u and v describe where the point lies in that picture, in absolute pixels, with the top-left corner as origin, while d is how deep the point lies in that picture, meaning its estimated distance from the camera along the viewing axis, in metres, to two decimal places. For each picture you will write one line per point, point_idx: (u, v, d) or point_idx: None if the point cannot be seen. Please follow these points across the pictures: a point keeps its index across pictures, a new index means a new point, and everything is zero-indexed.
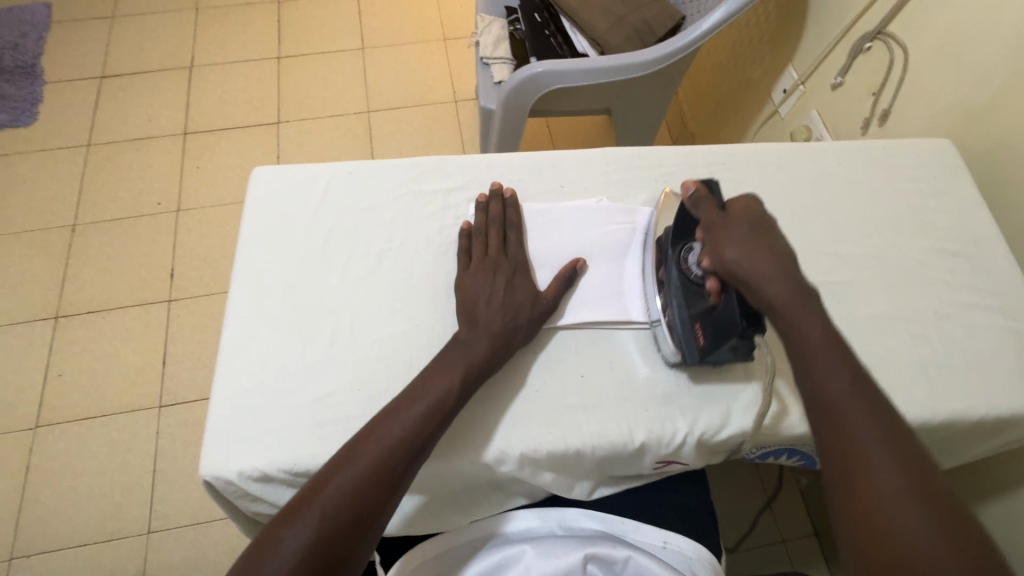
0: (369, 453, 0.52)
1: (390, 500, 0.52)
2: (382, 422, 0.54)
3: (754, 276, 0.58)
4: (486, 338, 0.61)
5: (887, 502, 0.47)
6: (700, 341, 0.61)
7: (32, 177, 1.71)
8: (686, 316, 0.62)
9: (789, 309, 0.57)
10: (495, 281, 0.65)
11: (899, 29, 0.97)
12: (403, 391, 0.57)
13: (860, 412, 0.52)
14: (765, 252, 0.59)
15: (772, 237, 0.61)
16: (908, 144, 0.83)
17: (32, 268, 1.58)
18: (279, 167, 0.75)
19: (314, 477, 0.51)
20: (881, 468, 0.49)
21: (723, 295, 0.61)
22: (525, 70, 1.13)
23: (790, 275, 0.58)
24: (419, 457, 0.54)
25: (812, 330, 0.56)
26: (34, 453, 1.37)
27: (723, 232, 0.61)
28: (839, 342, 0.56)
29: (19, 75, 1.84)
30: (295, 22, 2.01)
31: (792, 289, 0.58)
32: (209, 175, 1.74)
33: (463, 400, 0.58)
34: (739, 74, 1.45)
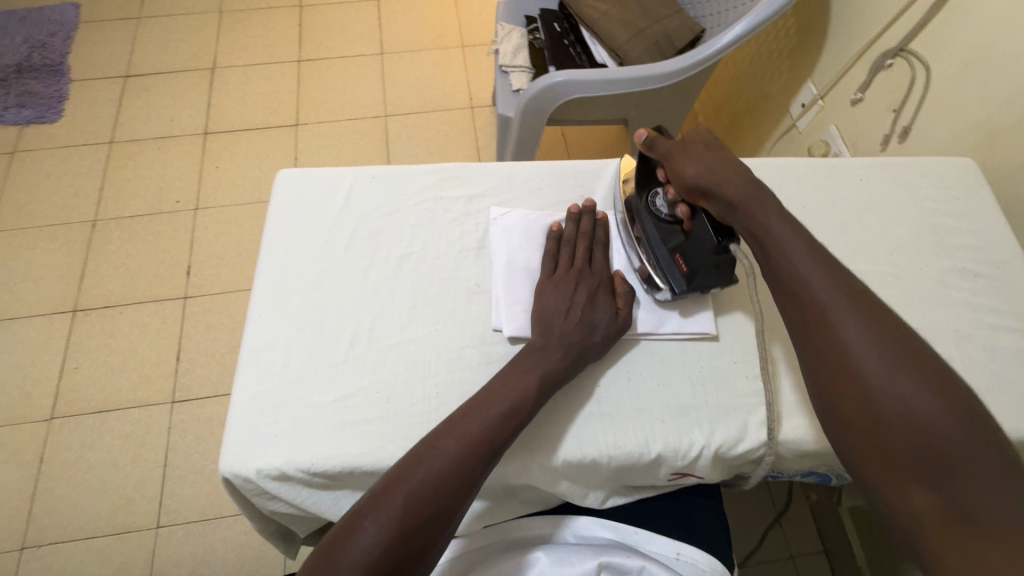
0: (448, 450, 0.53)
1: (463, 500, 0.52)
2: (460, 419, 0.55)
3: (715, 181, 0.65)
4: (561, 347, 0.61)
5: (906, 410, 0.51)
6: (682, 267, 0.67)
7: (55, 173, 1.74)
8: (663, 249, 0.68)
9: (751, 206, 0.64)
10: (575, 294, 0.66)
11: (922, 46, 0.97)
12: (479, 394, 0.58)
13: (869, 341, 0.54)
14: (722, 164, 0.66)
15: (728, 155, 0.67)
16: (929, 162, 0.83)
17: (53, 261, 1.61)
18: (304, 170, 0.76)
19: (395, 468, 0.53)
20: (896, 379, 0.52)
21: (693, 219, 0.67)
22: (545, 79, 1.14)
23: (746, 177, 0.65)
24: (494, 458, 0.55)
25: (798, 256, 0.61)
26: (48, 444, 1.39)
27: (680, 157, 0.68)
28: (835, 266, 0.60)
29: (46, 73, 1.89)
30: (316, 26, 2.04)
31: (746, 184, 0.65)
32: (228, 175, 1.77)
33: (541, 403, 0.59)
34: (757, 88, 1.45)
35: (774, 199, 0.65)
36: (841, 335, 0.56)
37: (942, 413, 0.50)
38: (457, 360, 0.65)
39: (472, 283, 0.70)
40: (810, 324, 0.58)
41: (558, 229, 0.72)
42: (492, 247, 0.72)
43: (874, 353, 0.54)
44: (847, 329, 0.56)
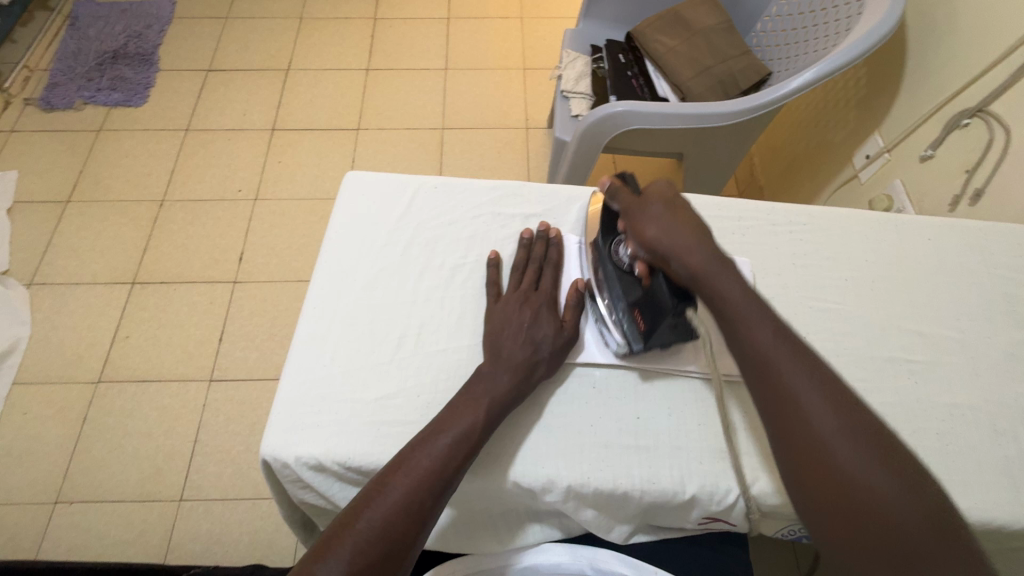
0: (396, 486, 0.52)
1: (417, 534, 0.51)
2: (408, 455, 0.54)
3: (671, 250, 0.60)
4: (508, 370, 0.61)
5: (859, 485, 0.46)
6: (640, 325, 0.63)
7: (134, 153, 1.87)
8: (623, 304, 0.64)
9: (707, 278, 0.59)
10: (522, 313, 0.66)
11: (1003, 109, 0.94)
12: (423, 430, 0.57)
13: (827, 414, 0.50)
14: (681, 226, 0.62)
15: (689, 212, 0.64)
16: (1003, 229, 0.79)
17: (120, 234, 1.72)
18: (371, 174, 0.79)
19: (345, 511, 0.51)
20: (839, 433, 0.49)
21: (652, 277, 0.63)
22: (605, 108, 1.16)
23: (704, 242, 0.61)
24: (446, 490, 0.53)
25: (750, 313, 0.56)
26: (92, 406, 1.46)
27: (640, 213, 0.65)
28: (806, 362, 0.53)
29: (138, 61, 2.03)
30: (386, 38, 2.14)
31: (710, 255, 0.60)
32: (288, 170, 1.85)
33: (489, 431, 0.58)
34: (819, 135, 1.43)
35: (737, 270, 0.60)
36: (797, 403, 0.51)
37: (895, 488, 0.46)
38: None
39: None
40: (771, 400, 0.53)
41: (498, 256, 0.72)
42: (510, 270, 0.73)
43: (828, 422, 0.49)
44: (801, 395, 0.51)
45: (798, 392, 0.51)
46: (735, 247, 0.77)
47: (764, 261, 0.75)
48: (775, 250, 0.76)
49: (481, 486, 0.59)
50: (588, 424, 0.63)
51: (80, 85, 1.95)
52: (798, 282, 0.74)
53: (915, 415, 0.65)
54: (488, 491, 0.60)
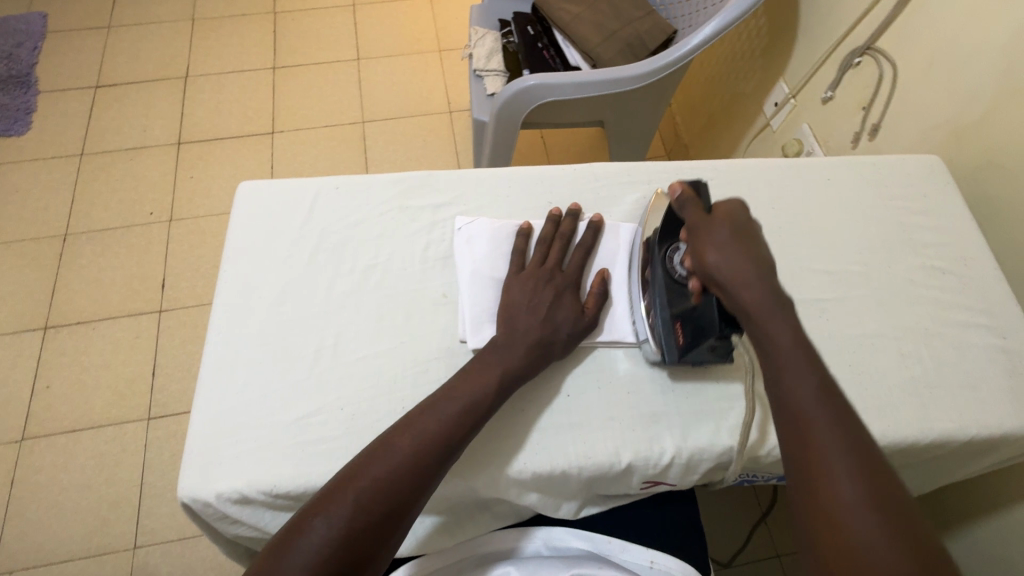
0: (360, 491, 0.49)
1: (381, 542, 0.49)
2: (373, 458, 0.51)
3: (729, 278, 0.56)
4: (524, 346, 0.61)
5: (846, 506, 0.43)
6: (679, 339, 0.62)
7: (23, 187, 1.70)
8: (666, 315, 0.62)
9: (760, 310, 0.54)
10: (545, 292, 0.65)
11: (890, 45, 0.98)
12: (387, 434, 0.53)
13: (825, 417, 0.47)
14: (745, 256, 0.56)
15: (755, 240, 0.58)
16: (895, 160, 0.83)
17: (21, 278, 1.57)
18: (264, 182, 0.74)
19: (297, 518, 0.48)
20: (835, 452, 0.46)
21: (704, 297, 0.60)
22: (517, 83, 1.13)
23: (766, 277, 0.55)
24: (418, 496, 0.51)
25: (783, 336, 0.52)
26: (20, 466, 1.35)
27: (705, 233, 0.59)
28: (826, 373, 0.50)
29: (13, 85, 1.84)
30: (289, 33, 2.02)
31: (767, 291, 0.54)
32: (203, 185, 1.74)
33: (472, 433, 0.55)
34: (731, 88, 1.46)
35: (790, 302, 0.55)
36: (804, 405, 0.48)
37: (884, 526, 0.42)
38: (424, 373, 0.63)
39: (439, 293, 0.69)
40: (768, 372, 0.52)
41: (530, 227, 0.71)
42: (459, 259, 0.70)
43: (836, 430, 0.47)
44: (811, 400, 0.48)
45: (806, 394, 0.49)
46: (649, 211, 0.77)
47: None
48: None
49: None
50: (524, 408, 0.62)
51: None
52: None
53: (830, 350, 0.67)
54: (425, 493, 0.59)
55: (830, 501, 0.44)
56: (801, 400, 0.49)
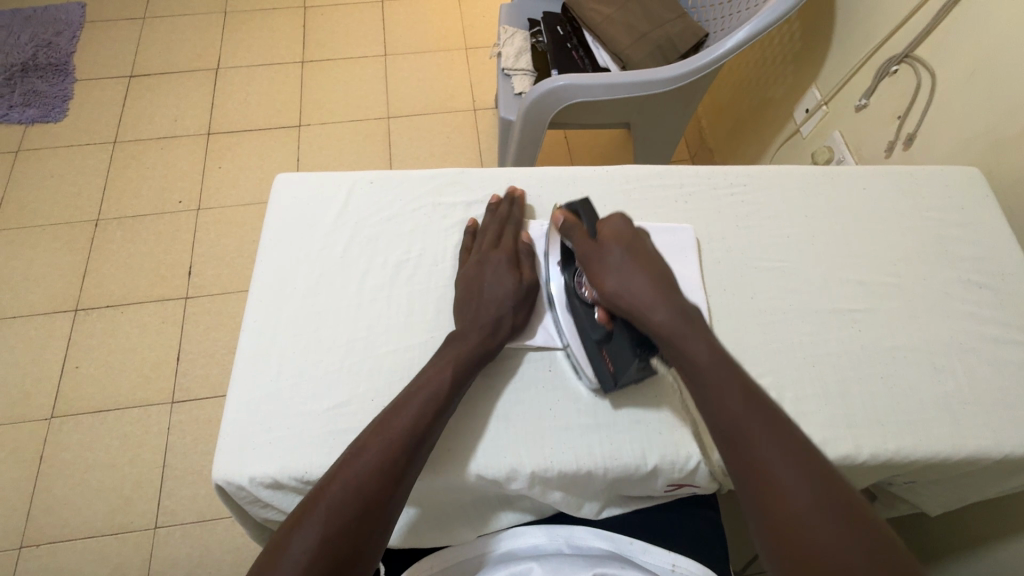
0: (333, 495, 0.49)
1: (365, 542, 0.49)
2: (344, 464, 0.52)
3: (636, 304, 0.59)
4: (474, 330, 0.62)
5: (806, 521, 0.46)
6: (610, 367, 0.62)
7: (59, 172, 1.75)
8: (592, 347, 0.62)
9: (673, 333, 0.57)
10: (483, 275, 0.67)
11: (929, 53, 0.96)
12: (353, 445, 0.53)
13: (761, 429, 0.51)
14: (643, 278, 0.60)
15: (647, 257, 0.63)
16: (933, 171, 0.82)
17: (55, 260, 1.62)
18: (301, 175, 0.75)
19: (278, 533, 0.48)
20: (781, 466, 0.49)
21: (614, 322, 0.62)
22: (546, 83, 1.14)
23: (669, 295, 0.60)
24: (391, 490, 0.51)
25: (702, 354, 0.56)
26: (48, 443, 1.39)
27: (599, 259, 0.63)
28: (751, 389, 0.54)
29: (52, 73, 1.89)
30: (319, 27, 2.04)
31: (675, 312, 0.58)
32: (230, 175, 1.77)
33: (437, 422, 0.56)
34: (760, 93, 1.44)
35: (699, 321, 0.59)
36: (809, 540, 0.46)
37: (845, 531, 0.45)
38: None
39: None
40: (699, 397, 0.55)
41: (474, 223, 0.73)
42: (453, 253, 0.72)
43: (855, 559, 0.44)
44: (815, 531, 0.46)
45: (811, 523, 0.46)
46: (680, 214, 0.77)
47: (706, 227, 0.76)
48: (718, 214, 0.77)
49: (441, 482, 0.59)
50: (550, 406, 0.63)
51: None
52: (742, 245, 0.75)
53: (860, 362, 0.67)
54: (453, 485, 0.60)
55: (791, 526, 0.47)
56: (806, 534, 0.46)
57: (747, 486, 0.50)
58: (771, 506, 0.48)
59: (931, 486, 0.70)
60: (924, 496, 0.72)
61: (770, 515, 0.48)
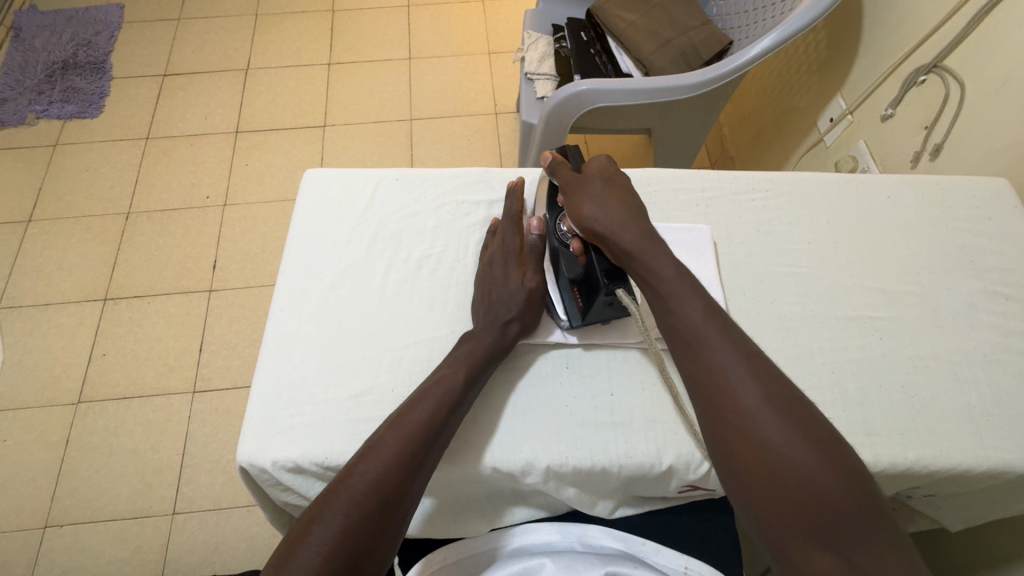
0: (350, 488, 0.51)
1: (382, 531, 0.50)
2: (360, 458, 0.53)
3: (609, 229, 0.63)
4: (482, 331, 0.63)
5: (748, 407, 0.53)
6: (579, 302, 0.65)
7: (93, 166, 1.81)
8: (563, 280, 0.66)
9: (642, 256, 0.62)
10: (491, 277, 0.67)
11: (958, 63, 0.95)
12: (371, 439, 0.54)
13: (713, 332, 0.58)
14: (618, 208, 0.65)
15: (624, 192, 0.68)
16: (959, 181, 0.81)
17: (87, 251, 1.67)
18: (329, 170, 0.78)
19: (298, 524, 0.50)
20: (731, 364, 0.55)
21: (586, 253, 0.65)
22: (570, 87, 1.15)
23: (640, 225, 0.64)
24: (407, 483, 0.52)
25: (666, 270, 0.62)
26: (75, 427, 1.44)
27: (579, 189, 0.67)
28: (715, 309, 0.60)
29: (90, 71, 1.96)
30: (346, 31, 2.09)
31: (642, 235, 0.63)
32: (256, 172, 1.82)
33: (453, 416, 0.57)
34: (783, 102, 1.44)
35: (667, 248, 0.64)
36: (756, 429, 0.52)
37: (782, 419, 0.52)
38: None
39: None
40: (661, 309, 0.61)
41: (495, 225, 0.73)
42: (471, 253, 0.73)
43: (792, 444, 0.51)
44: (761, 422, 0.52)
45: (759, 419, 0.52)
46: (699, 218, 0.77)
47: (726, 231, 0.76)
48: (740, 219, 0.77)
49: (459, 474, 0.60)
50: (565, 404, 0.63)
51: (30, 99, 1.88)
52: (763, 250, 0.75)
53: (881, 370, 0.66)
54: (469, 477, 0.61)
55: (733, 408, 0.53)
56: (748, 418, 0.52)
57: (703, 388, 0.56)
58: (722, 402, 0.54)
59: (952, 499, 0.69)
60: (945, 509, 0.70)
61: (721, 410, 0.54)
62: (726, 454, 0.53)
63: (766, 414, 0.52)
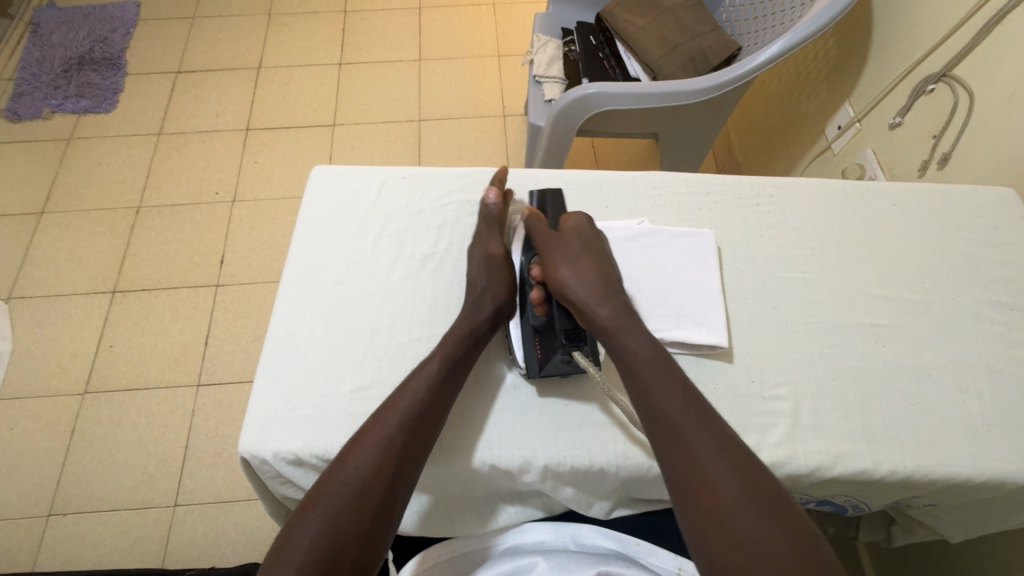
0: (336, 484, 0.51)
1: (370, 523, 0.50)
2: (346, 452, 0.53)
3: (581, 297, 0.62)
4: (466, 315, 0.64)
5: (736, 520, 0.47)
6: (538, 352, 0.63)
7: (106, 160, 1.83)
8: (525, 327, 0.65)
9: (612, 328, 0.61)
10: (477, 262, 0.69)
11: (967, 72, 0.95)
12: (356, 433, 0.55)
13: (695, 425, 0.53)
14: (592, 275, 0.64)
15: (600, 258, 0.67)
16: (965, 190, 0.81)
17: (97, 243, 1.69)
18: (337, 167, 0.79)
19: (286, 525, 0.50)
20: (715, 467, 0.50)
21: (549, 309, 0.65)
22: (577, 90, 1.15)
23: (616, 297, 0.63)
24: (395, 474, 0.52)
25: (641, 349, 0.59)
26: (81, 417, 1.45)
27: (555, 249, 0.67)
28: (693, 395, 0.55)
29: (106, 66, 1.99)
30: (358, 31, 2.11)
31: (618, 309, 0.62)
32: (265, 170, 1.83)
33: (441, 406, 0.57)
34: (791, 109, 1.43)
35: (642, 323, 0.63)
36: (730, 529, 0.47)
37: (776, 536, 0.46)
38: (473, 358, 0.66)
39: None
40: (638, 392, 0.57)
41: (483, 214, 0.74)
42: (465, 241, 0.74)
43: (780, 556, 0.45)
44: (737, 520, 0.47)
45: (733, 514, 0.48)
46: (703, 221, 0.77)
47: (729, 235, 0.76)
48: (743, 224, 0.77)
49: (458, 470, 0.60)
50: (563, 403, 0.64)
51: (46, 93, 1.91)
52: (765, 255, 0.75)
53: (882, 377, 0.66)
54: (467, 473, 0.61)
55: (721, 517, 0.48)
56: (738, 533, 0.47)
57: (678, 479, 0.51)
58: (698, 497, 0.49)
59: (952, 510, 0.68)
60: (945, 520, 0.70)
61: (698, 503, 0.49)
62: (707, 563, 0.47)
63: (756, 527, 0.47)
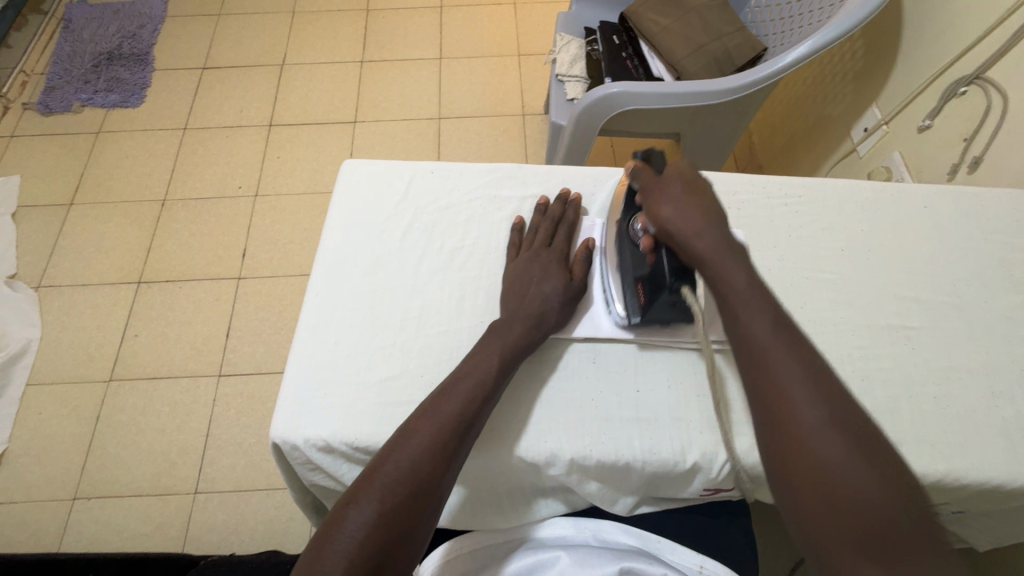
0: (384, 478, 0.52)
1: (416, 520, 0.51)
2: (393, 449, 0.54)
3: (684, 230, 0.61)
4: (520, 321, 0.64)
5: (813, 437, 0.48)
6: (641, 297, 0.65)
7: (133, 153, 1.87)
8: (630, 277, 0.66)
9: (717, 261, 0.59)
10: (533, 270, 0.69)
11: (1001, 74, 0.93)
12: (404, 427, 0.55)
13: (780, 346, 0.53)
14: (696, 209, 0.62)
15: (704, 193, 0.64)
16: (1000, 194, 0.79)
17: (124, 235, 1.73)
18: (367, 161, 0.80)
19: (330, 515, 0.50)
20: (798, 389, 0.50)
21: (655, 252, 0.64)
22: (601, 90, 1.16)
23: (719, 229, 0.61)
24: (441, 474, 0.53)
25: (737, 277, 0.57)
26: (106, 404, 1.48)
27: (659, 189, 0.65)
28: (784, 322, 0.55)
29: (134, 62, 2.03)
30: (380, 30, 2.13)
31: (720, 240, 0.60)
32: (287, 165, 1.86)
33: (487, 408, 0.58)
34: (817, 111, 1.42)
35: (745, 253, 0.60)
36: (830, 497, 0.45)
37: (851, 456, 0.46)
38: None
39: None
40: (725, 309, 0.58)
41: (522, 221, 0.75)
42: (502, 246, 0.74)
43: (852, 472, 0.46)
44: (838, 490, 0.45)
45: (820, 450, 0.47)
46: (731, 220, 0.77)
47: (757, 234, 0.76)
48: (772, 223, 0.77)
49: (485, 462, 0.61)
50: (591, 397, 0.64)
51: (77, 88, 1.96)
52: (793, 255, 0.74)
53: (913, 379, 0.65)
54: (493, 466, 0.61)
55: (793, 433, 0.49)
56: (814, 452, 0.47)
57: (759, 395, 0.52)
58: (780, 418, 0.50)
59: (981, 517, 0.67)
60: (973, 525, 0.69)
61: (778, 422, 0.50)
62: (781, 476, 0.49)
63: (833, 447, 0.47)
